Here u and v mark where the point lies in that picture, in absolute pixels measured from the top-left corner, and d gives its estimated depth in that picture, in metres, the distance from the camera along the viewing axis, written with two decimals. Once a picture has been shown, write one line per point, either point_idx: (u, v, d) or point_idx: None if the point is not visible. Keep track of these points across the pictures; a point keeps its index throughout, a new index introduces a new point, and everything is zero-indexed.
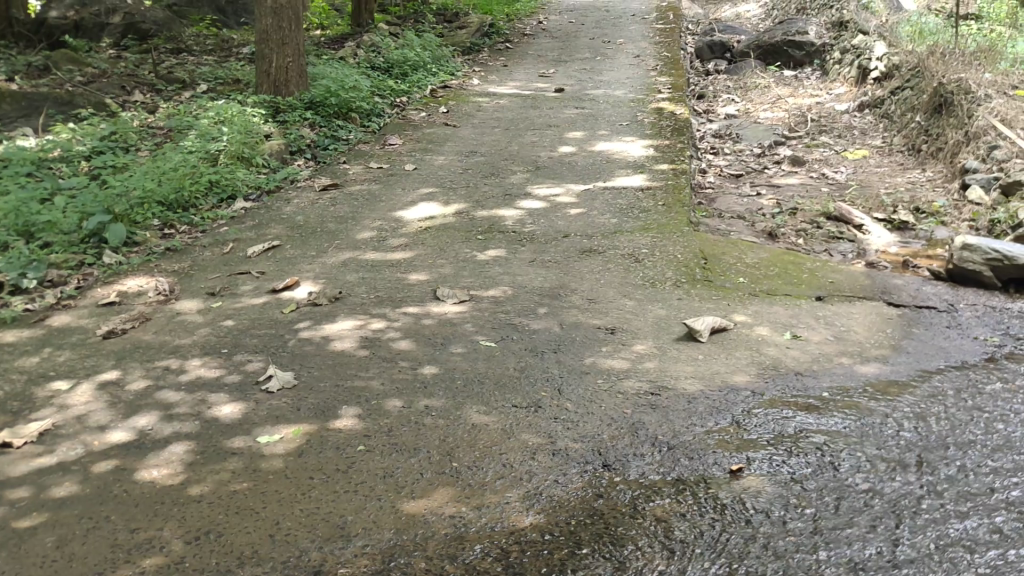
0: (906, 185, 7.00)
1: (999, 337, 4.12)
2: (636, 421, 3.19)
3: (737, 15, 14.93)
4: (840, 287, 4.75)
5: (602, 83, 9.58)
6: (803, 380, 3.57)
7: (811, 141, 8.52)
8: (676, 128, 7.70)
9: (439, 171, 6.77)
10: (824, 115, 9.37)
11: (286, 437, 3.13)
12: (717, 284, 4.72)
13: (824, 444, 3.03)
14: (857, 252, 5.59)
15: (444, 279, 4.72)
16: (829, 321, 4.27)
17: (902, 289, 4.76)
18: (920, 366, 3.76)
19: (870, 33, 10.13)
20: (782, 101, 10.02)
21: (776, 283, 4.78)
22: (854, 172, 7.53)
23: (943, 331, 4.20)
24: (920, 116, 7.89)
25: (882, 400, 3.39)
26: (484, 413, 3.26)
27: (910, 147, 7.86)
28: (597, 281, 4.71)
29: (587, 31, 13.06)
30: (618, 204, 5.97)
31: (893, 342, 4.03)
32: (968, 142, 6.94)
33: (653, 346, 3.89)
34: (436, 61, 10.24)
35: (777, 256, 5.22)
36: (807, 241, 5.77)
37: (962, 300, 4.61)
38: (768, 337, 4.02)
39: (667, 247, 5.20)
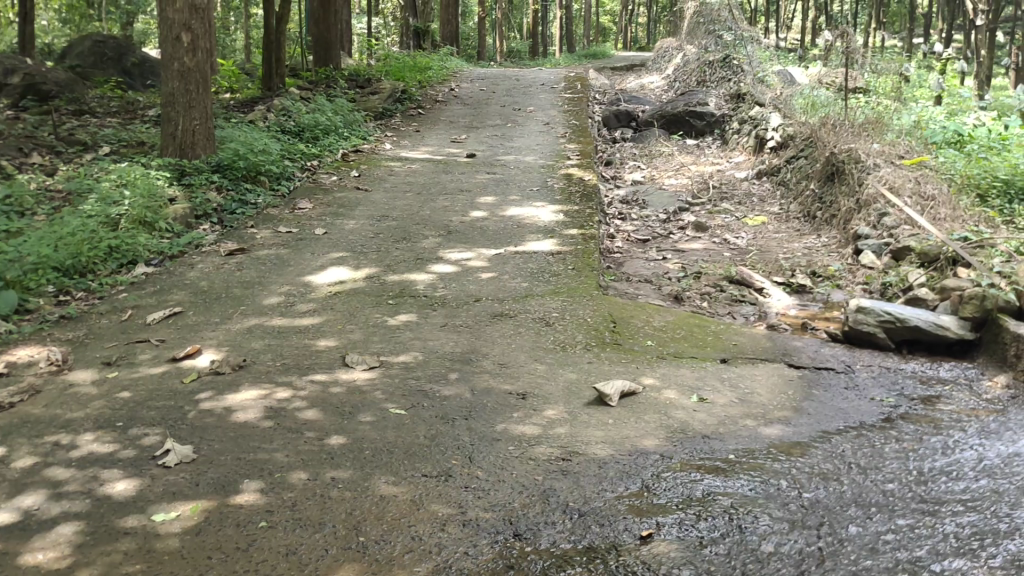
0: (803, 250, 7.29)
1: (894, 397, 4.28)
2: (547, 488, 3.16)
3: (641, 85, 15.53)
4: (743, 350, 4.88)
5: (512, 149, 9.76)
6: (710, 443, 3.62)
7: (713, 207, 8.81)
8: (585, 194, 7.86)
9: (350, 235, 6.72)
10: (725, 182, 9.74)
11: (183, 515, 2.98)
12: (626, 347, 4.79)
13: (731, 507, 3.06)
14: (758, 315, 5.76)
15: (354, 345, 4.64)
16: (733, 383, 4.36)
17: (802, 351, 4.91)
18: (821, 427, 3.86)
19: (766, 105, 10.66)
20: (686, 169, 10.38)
21: (682, 346, 4.88)
22: (754, 237, 7.81)
23: (841, 392, 4.34)
24: (814, 184, 8.28)
25: (785, 461, 3.46)
26: (393, 483, 3.18)
27: (805, 213, 8.22)
28: (508, 345, 4.71)
29: (498, 99, 13.33)
30: (529, 268, 6.02)
31: (795, 404, 4.13)
32: (860, 209, 7.30)
33: (564, 411, 3.89)
34: (347, 126, 10.25)
35: (682, 319, 5.34)
36: (711, 304, 5.93)
37: (859, 361, 4.79)
38: (676, 401, 4.07)
39: (577, 310, 5.26)
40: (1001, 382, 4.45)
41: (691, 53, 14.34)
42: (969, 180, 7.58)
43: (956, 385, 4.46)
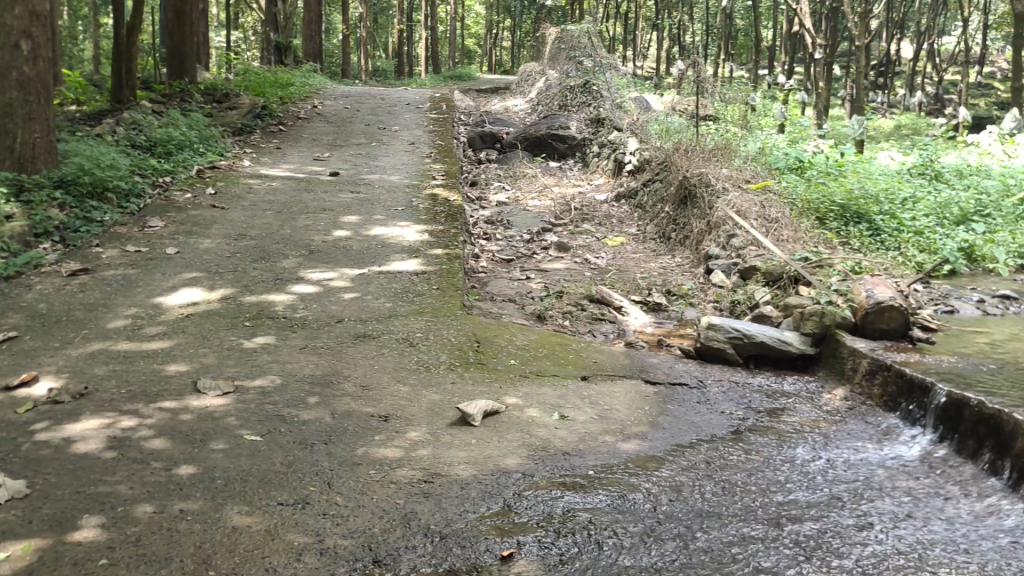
0: (659, 269, 7.55)
1: (742, 410, 4.48)
2: (408, 511, 3.12)
3: (505, 107, 15.76)
4: (602, 367, 4.99)
5: (377, 168, 9.66)
6: (570, 460, 3.68)
7: (575, 228, 9.00)
8: (450, 214, 7.87)
9: (205, 255, 6.46)
10: (586, 204, 9.97)
11: (13, 555, 2.75)
12: (489, 366, 4.81)
13: (590, 523, 3.10)
14: (617, 333, 5.93)
15: (206, 369, 4.45)
16: (593, 400, 4.45)
17: (657, 367, 5.07)
18: (675, 441, 3.99)
19: (624, 130, 11.10)
20: (548, 190, 10.57)
21: (544, 364, 4.94)
22: (613, 257, 8.02)
23: (695, 406, 4.50)
24: (669, 207, 8.63)
25: (642, 475, 3.55)
26: (246, 513, 3.06)
27: (661, 234, 8.54)
28: (370, 367, 4.63)
29: (362, 117, 13.20)
30: (393, 288, 5.96)
31: (651, 419, 4.27)
32: (710, 230, 7.65)
33: (426, 432, 3.85)
34: (203, 141, 9.88)
35: (544, 337, 5.42)
36: (572, 323, 6.04)
37: (710, 376, 4.99)
38: (537, 419, 4.12)
39: (441, 330, 5.24)
40: (839, 394, 4.75)
41: (554, 78, 14.66)
42: (809, 204, 8.13)
43: (799, 398, 4.72)
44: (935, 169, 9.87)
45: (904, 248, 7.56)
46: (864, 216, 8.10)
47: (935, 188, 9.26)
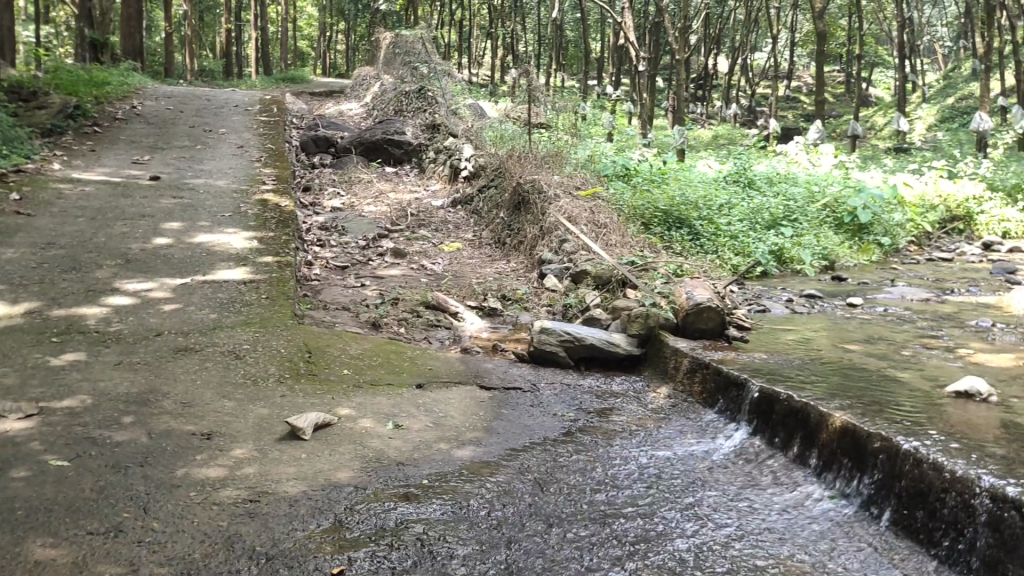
0: (494, 274, 7.62)
1: (573, 411, 4.59)
2: (232, 534, 2.97)
3: (340, 111, 15.49)
4: (437, 374, 4.97)
5: (202, 172, 9.21)
6: (404, 470, 3.63)
7: (411, 234, 8.92)
8: (280, 220, 7.61)
9: (6, 265, 5.92)
10: (423, 209, 9.94)
11: None
12: (321, 377, 4.67)
13: (423, 533, 3.07)
14: (452, 339, 5.93)
15: (7, 390, 4.07)
16: (428, 408, 4.42)
17: (492, 372, 5.11)
18: (509, 445, 4.03)
19: (460, 137, 11.24)
20: (384, 196, 10.44)
21: (377, 373, 4.85)
22: (449, 263, 8.03)
23: (529, 410, 4.57)
24: (504, 213, 8.75)
25: (476, 482, 3.55)
26: (51, 545, 2.81)
27: (496, 240, 8.63)
28: (193, 382, 4.39)
29: (187, 119, 12.57)
30: (218, 298, 5.69)
31: (485, 424, 4.29)
32: (543, 235, 7.80)
33: (253, 449, 3.69)
34: (6, 141, 9.09)
35: (379, 346, 5.33)
36: (407, 330, 5.99)
37: (543, 379, 5.07)
38: (370, 430, 4.03)
39: (270, 341, 5.04)
40: (663, 392, 4.95)
41: (388, 83, 14.50)
42: (635, 211, 8.46)
43: (626, 397, 4.88)
44: (748, 177, 10.49)
45: (720, 251, 8.07)
46: (685, 222, 8.54)
47: (749, 195, 9.88)
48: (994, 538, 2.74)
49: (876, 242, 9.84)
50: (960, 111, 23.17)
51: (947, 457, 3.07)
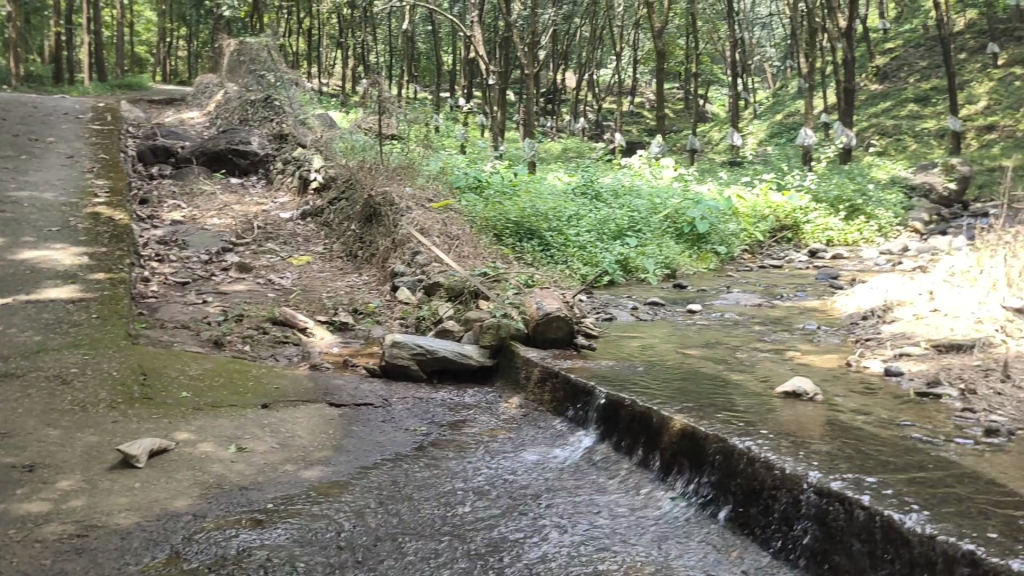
0: (345, 288, 7.48)
1: (425, 425, 4.54)
2: (56, 572, 2.75)
3: (180, 120, 14.82)
4: (284, 393, 4.80)
5: (26, 184, 8.56)
6: (248, 494, 3.48)
7: (257, 248, 8.62)
8: (114, 235, 7.16)
9: None
10: (270, 222, 9.62)
11: None
12: (157, 401, 4.41)
13: (267, 560, 2.94)
14: (301, 355, 5.76)
15: None
16: (274, 428, 4.26)
17: (342, 389, 4.99)
18: (359, 463, 3.95)
19: (308, 148, 11.01)
20: (229, 209, 10.03)
21: (219, 394, 4.63)
22: (298, 277, 7.81)
23: (379, 426, 4.49)
24: (355, 225, 8.61)
25: (324, 503, 3.45)
26: None
27: (347, 253, 8.48)
28: (13, 410, 4.05)
29: (9, 127, 11.67)
30: (43, 320, 5.28)
31: (334, 443, 4.19)
32: (395, 248, 7.70)
33: (82, 480, 3.43)
34: None
35: (221, 365, 5.10)
36: (252, 347, 5.76)
37: (394, 394, 5.00)
38: (212, 454, 3.84)
39: (101, 364, 4.72)
40: (515, 402, 4.99)
41: (233, 92, 13.99)
42: (487, 223, 8.44)
43: (478, 409, 4.88)
44: (595, 189, 10.72)
45: (569, 262, 8.29)
46: (535, 233, 8.65)
47: (596, 207, 10.13)
48: (821, 531, 2.90)
49: (714, 250, 10.38)
50: (788, 126, 24.77)
51: (777, 455, 3.23)
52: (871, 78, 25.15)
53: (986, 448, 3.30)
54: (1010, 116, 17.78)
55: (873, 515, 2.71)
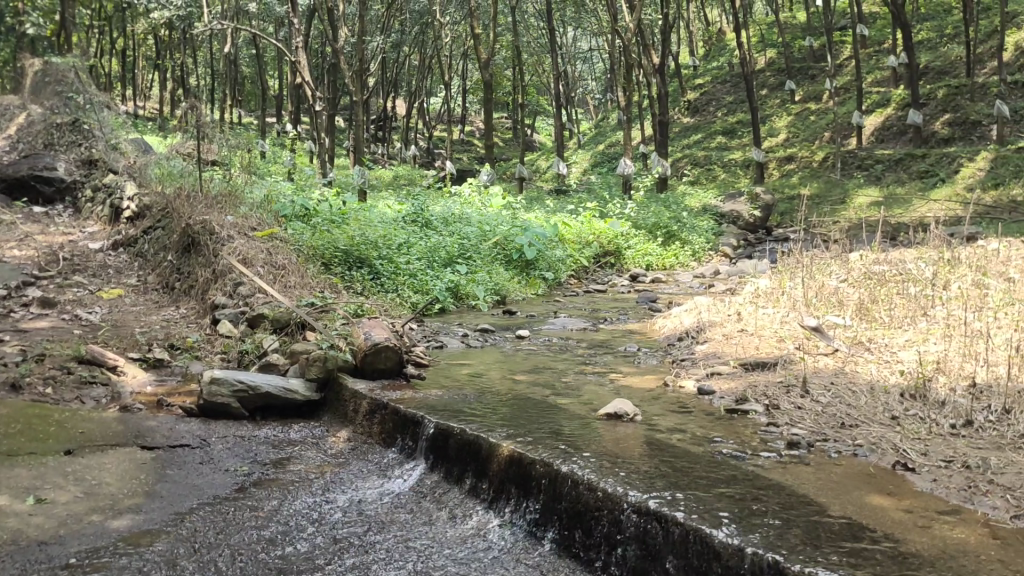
0: (161, 322, 7.06)
1: (247, 464, 4.34)
2: None
3: None
4: (90, 438, 4.44)
5: None
6: (47, 550, 3.17)
7: (62, 281, 7.98)
8: None
9: None
10: (78, 253, 8.95)
11: None
12: None
13: None
14: (111, 396, 5.36)
15: None
16: (78, 476, 3.93)
17: (156, 430, 4.68)
18: (174, 509, 3.70)
19: (121, 174, 10.37)
20: (30, 239, 9.24)
21: (15, 441, 4.22)
22: (109, 311, 7.30)
23: (197, 468, 4.24)
24: (172, 255, 8.17)
25: (134, 554, 3.20)
26: None
27: (164, 285, 8.02)
28: None
29: None
30: None
31: (147, 488, 3.91)
32: (216, 279, 7.35)
33: None
34: None
35: (18, 410, 4.66)
36: (54, 389, 5.30)
37: (214, 433, 4.75)
38: (5, 507, 3.48)
39: None
40: (343, 436, 4.85)
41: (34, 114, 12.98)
42: (314, 251, 8.17)
43: (304, 444, 4.72)
44: (426, 217, 10.66)
45: (400, 290, 8.24)
46: (365, 261, 8.52)
47: (426, 234, 10.08)
48: (641, 549, 2.98)
49: (542, 276, 10.62)
50: (609, 156, 25.83)
51: (599, 476, 3.30)
52: (684, 111, 26.71)
53: (788, 460, 3.52)
54: (805, 148, 19.36)
55: (688, 531, 2.81)
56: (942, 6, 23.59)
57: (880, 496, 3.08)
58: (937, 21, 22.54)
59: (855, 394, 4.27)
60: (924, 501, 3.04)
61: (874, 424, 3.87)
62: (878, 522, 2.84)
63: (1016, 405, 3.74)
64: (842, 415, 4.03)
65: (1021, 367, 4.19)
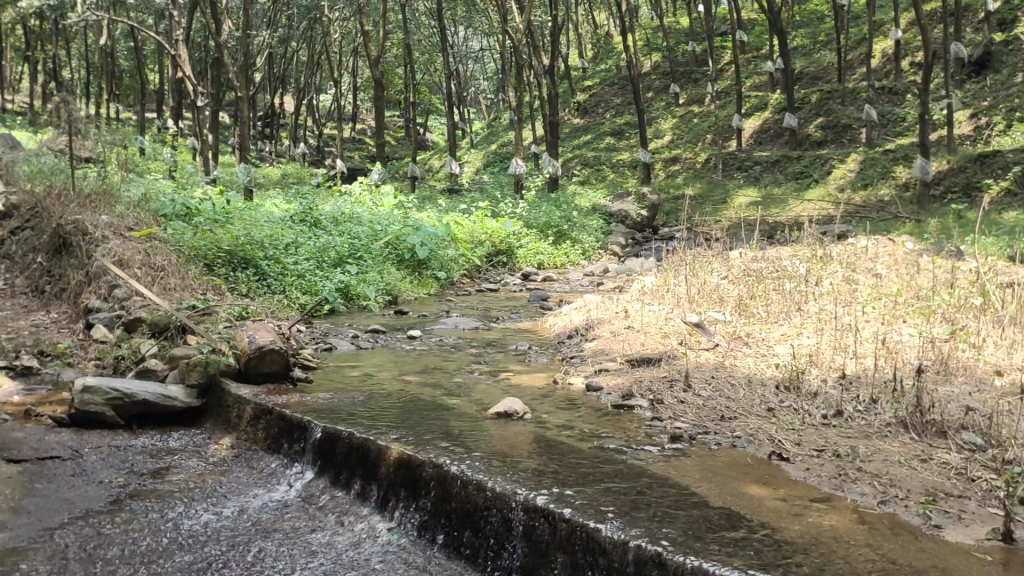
0: (30, 328, 6.65)
1: (122, 476, 4.14)
2: None
3: None
4: None
5: None
6: None
7: None
8: None
9: None
10: None
11: None
12: None
13: None
14: None
15: None
16: None
17: (23, 441, 4.41)
18: (44, 525, 3.50)
19: None
20: None
21: None
22: None
23: (68, 480, 4.02)
24: (41, 257, 7.70)
25: None
26: None
27: (33, 289, 7.57)
28: None
29: None
30: None
31: (13, 504, 3.68)
32: (89, 282, 6.95)
33: None
34: None
35: None
36: None
37: (86, 443, 4.51)
38: None
39: None
40: (226, 443, 4.69)
41: None
42: (196, 251, 7.88)
43: (184, 453, 4.54)
44: (314, 216, 10.41)
45: (287, 291, 8.05)
46: (250, 261, 8.26)
47: (315, 234, 9.86)
48: (528, 548, 3.00)
49: (434, 276, 10.58)
50: (501, 156, 25.94)
51: (487, 475, 3.29)
52: (574, 112, 27.08)
53: (670, 453, 3.61)
54: (689, 150, 19.93)
55: (574, 527, 2.84)
56: (814, 14, 24.73)
57: (758, 486, 3.19)
58: (811, 29, 23.60)
59: (733, 387, 4.43)
60: (798, 489, 3.16)
61: (751, 416, 4.02)
62: (755, 511, 2.93)
63: (881, 394, 3.96)
64: (721, 408, 4.16)
65: (884, 358, 4.43)
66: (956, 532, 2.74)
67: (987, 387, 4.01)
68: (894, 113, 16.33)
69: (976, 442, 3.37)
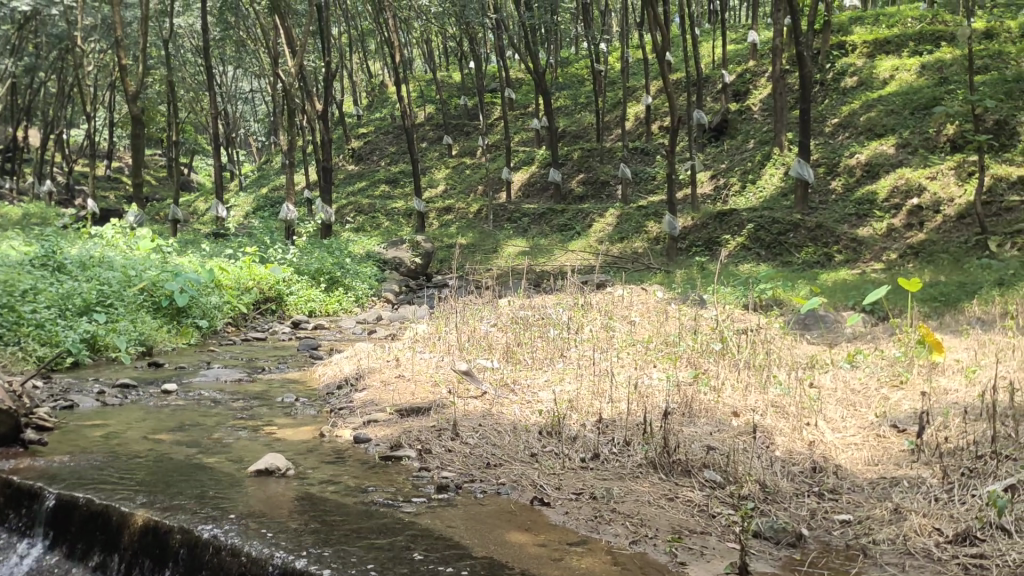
0: None
1: None
2: None
3: None
4: None
5: None
6: None
7: None
8: None
9: None
10: None
11: None
12: None
13: None
14: None
15: None
16: None
17: None
18: None
19: None
20: None
21: None
22: None
23: None
24: None
25: None
26: None
27: None
28: None
29: None
30: None
31: None
32: None
33: None
34: None
35: None
36: None
37: None
38: None
39: None
40: None
41: None
42: None
43: None
44: (57, 260, 9.45)
45: (22, 343, 7.28)
46: None
47: (58, 279, 8.98)
48: None
49: (194, 324, 10.00)
50: (271, 200, 25.19)
51: (243, 539, 3.11)
52: (348, 158, 26.95)
53: (437, 504, 3.59)
54: (461, 200, 20.39)
55: None
56: (575, 77, 26.38)
57: (519, 533, 3.24)
58: (572, 91, 25.14)
59: (499, 434, 4.50)
60: (557, 534, 3.24)
61: (515, 462, 4.09)
62: (515, 559, 2.97)
63: (633, 437, 4.18)
64: (487, 455, 4.21)
65: (636, 403, 4.69)
66: (699, 568, 2.92)
67: (726, 427, 4.35)
68: (646, 172, 17.68)
69: (716, 480, 3.65)
